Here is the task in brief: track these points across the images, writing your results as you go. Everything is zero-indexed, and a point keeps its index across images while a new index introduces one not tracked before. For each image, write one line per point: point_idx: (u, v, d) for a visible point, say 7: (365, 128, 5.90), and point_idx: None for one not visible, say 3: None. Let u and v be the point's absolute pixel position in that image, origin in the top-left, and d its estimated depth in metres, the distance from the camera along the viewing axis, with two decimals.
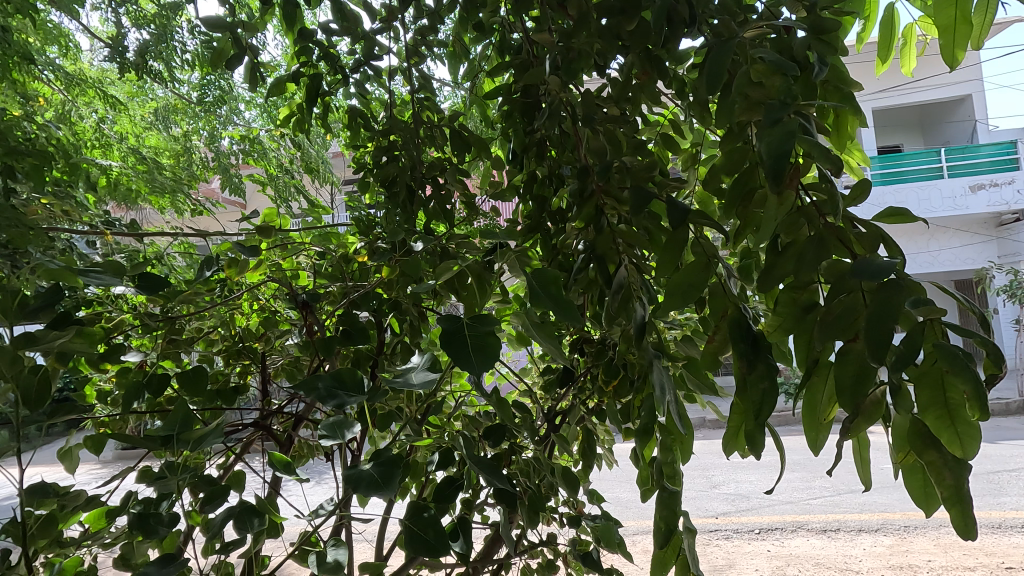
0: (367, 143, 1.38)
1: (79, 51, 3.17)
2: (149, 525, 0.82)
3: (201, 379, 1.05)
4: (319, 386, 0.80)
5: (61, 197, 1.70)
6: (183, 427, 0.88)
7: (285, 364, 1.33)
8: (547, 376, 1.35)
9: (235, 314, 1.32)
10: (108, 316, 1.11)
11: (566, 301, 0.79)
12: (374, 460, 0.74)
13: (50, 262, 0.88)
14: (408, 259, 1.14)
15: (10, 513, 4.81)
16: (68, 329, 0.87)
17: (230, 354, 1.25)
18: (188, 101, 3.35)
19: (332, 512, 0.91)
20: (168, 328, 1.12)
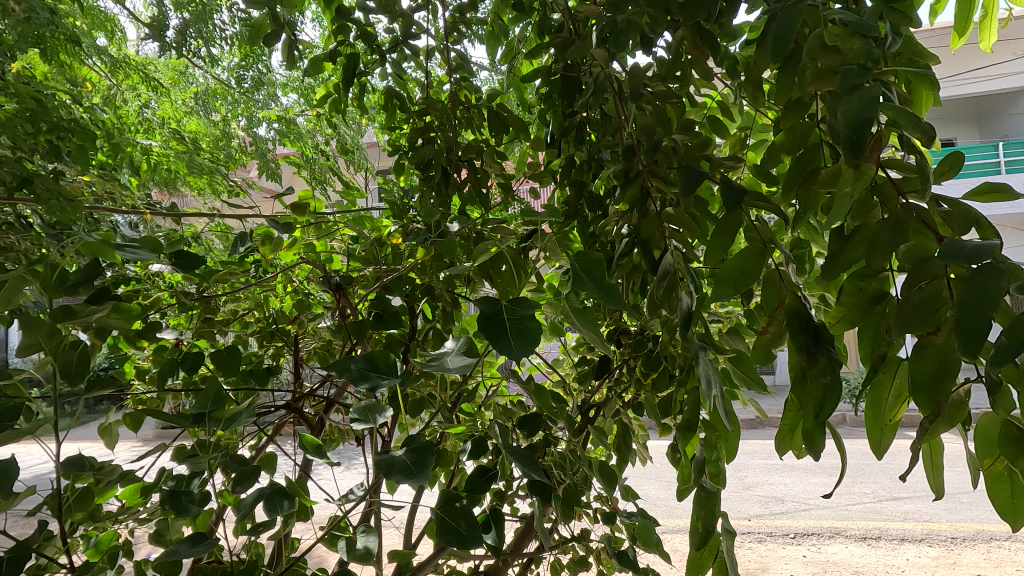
0: (403, 125, 1.36)
1: (125, 38, 3.22)
2: (180, 503, 0.81)
3: (235, 358, 1.04)
4: (352, 367, 0.77)
5: (104, 177, 1.73)
6: (215, 406, 0.87)
7: (318, 347, 1.32)
8: (581, 368, 1.31)
9: (269, 296, 1.32)
10: (145, 293, 1.11)
11: (610, 285, 0.74)
12: (405, 446, 0.71)
13: (89, 236, 0.87)
14: (444, 242, 1.11)
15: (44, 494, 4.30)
16: (104, 305, 0.87)
17: (264, 335, 1.25)
18: (229, 88, 3.38)
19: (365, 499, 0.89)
20: (203, 308, 1.11)
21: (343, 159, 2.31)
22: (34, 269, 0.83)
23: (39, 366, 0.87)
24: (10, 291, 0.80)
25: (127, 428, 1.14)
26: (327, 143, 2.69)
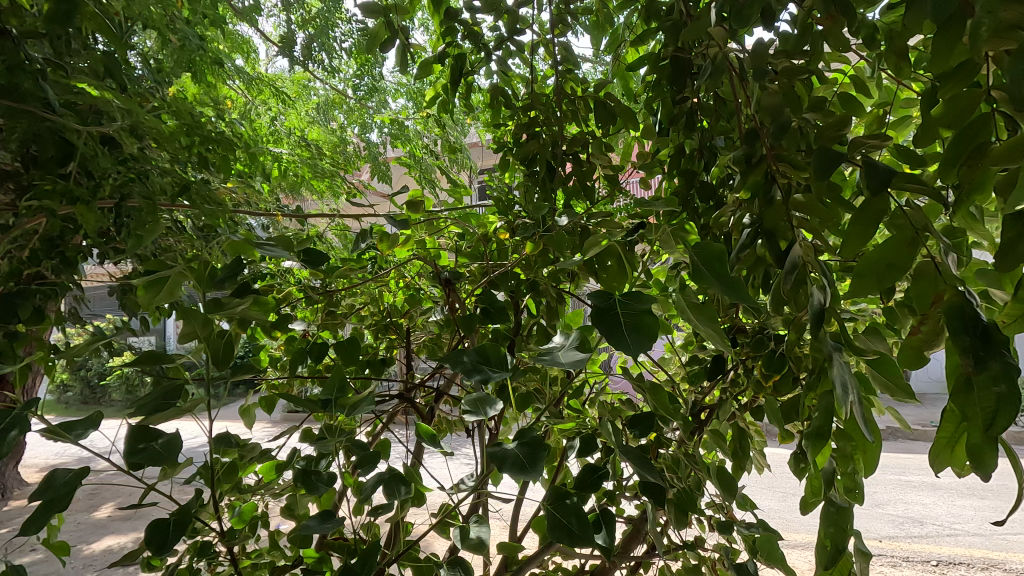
0: (508, 121, 1.37)
1: (258, 57, 3.55)
2: (310, 481, 0.88)
3: (355, 348, 1.10)
4: (465, 359, 0.79)
5: (243, 184, 1.92)
6: (339, 392, 0.92)
7: (427, 340, 1.38)
8: (692, 367, 1.25)
9: (383, 291, 1.38)
10: (278, 288, 1.21)
11: (734, 280, 0.69)
12: (517, 440, 0.71)
13: (234, 237, 0.96)
14: (549, 236, 1.10)
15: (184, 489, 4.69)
16: (245, 299, 0.96)
17: (378, 328, 1.32)
18: (346, 97, 3.61)
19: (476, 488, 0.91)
20: (327, 301, 1.19)
21: (448, 159, 2.39)
22: (190, 268, 0.91)
23: (196, 350, 0.97)
24: (172, 287, 0.89)
25: (261, 410, 1.26)
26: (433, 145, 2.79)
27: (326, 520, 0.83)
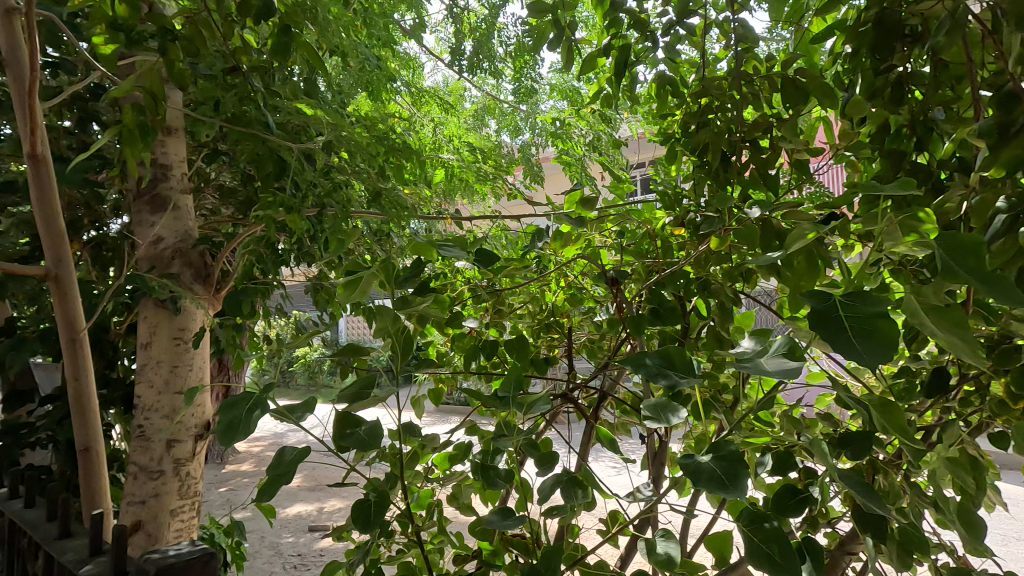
0: (675, 111, 1.28)
1: (422, 71, 3.81)
2: (489, 476, 0.87)
3: (526, 345, 1.06)
4: (648, 362, 0.75)
5: (413, 188, 2.06)
6: (518, 389, 0.88)
7: (588, 340, 1.34)
8: (902, 381, 1.06)
9: (545, 290, 1.38)
10: (449, 287, 1.26)
11: (998, 277, 0.56)
12: (711, 452, 0.66)
13: (417, 238, 1.01)
14: (732, 231, 1.01)
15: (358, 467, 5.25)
16: (426, 295, 1.00)
17: (541, 327, 1.31)
18: (499, 101, 3.73)
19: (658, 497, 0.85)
20: (495, 300, 1.20)
21: (603, 157, 2.34)
22: (382, 267, 0.96)
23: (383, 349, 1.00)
24: (366, 287, 0.93)
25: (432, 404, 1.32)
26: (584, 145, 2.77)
27: (510, 516, 0.80)
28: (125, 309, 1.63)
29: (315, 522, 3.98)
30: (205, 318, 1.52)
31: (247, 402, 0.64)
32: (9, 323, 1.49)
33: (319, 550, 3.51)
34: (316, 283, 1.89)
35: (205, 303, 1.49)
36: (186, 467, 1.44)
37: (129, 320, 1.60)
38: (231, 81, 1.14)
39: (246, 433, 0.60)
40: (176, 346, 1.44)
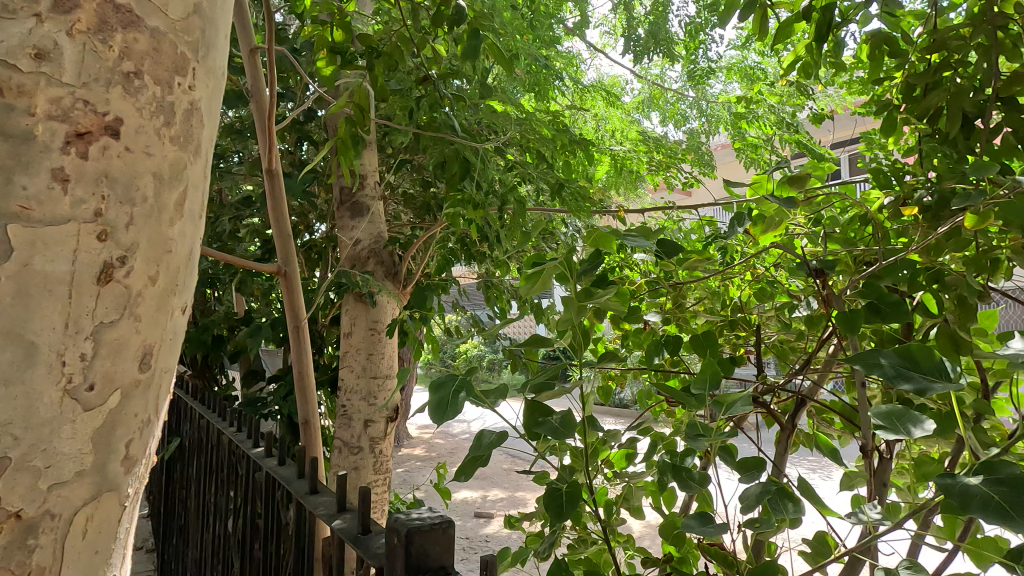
0: (895, 74, 1.08)
1: (585, 68, 3.80)
2: (683, 477, 0.83)
3: (713, 342, 0.98)
4: (883, 362, 0.63)
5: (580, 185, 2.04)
6: (715, 387, 0.82)
7: (779, 340, 1.20)
8: None
9: (728, 285, 1.25)
10: (625, 280, 1.20)
11: None
12: (984, 475, 0.53)
13: (599, 227, 0.93)
14: (994, 205, 0.78)
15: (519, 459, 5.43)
16: (612, 285, 0.86)
17: (727, 324, 1.16)
18: (664, 90, 3.54)
19: (892, 521, 0.73)
20: (675, 295, 1.12)
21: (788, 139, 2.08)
22: (567, 257, 0.85)
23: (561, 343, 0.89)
24: (548, 276, 0.84)
25: (599, 400, 1.24)
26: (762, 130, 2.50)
27: (710, 521, 0.73)
28: (330, 303, 1.86)
29: (481, 509, 4.21)
30: (394, 310, 1.66)
31: (454, 382, 0.67)
32: (248, 314, 1.79)
33: (485, 536, 3.68)
34: (487, 280, 1.97)
35: (395, 297, 1.63)
36: (380, 446, 1.60)
37: (334, 312, 1.82)
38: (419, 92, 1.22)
39: (455, 412, 0.63)
40: (371, 335, 1.60)
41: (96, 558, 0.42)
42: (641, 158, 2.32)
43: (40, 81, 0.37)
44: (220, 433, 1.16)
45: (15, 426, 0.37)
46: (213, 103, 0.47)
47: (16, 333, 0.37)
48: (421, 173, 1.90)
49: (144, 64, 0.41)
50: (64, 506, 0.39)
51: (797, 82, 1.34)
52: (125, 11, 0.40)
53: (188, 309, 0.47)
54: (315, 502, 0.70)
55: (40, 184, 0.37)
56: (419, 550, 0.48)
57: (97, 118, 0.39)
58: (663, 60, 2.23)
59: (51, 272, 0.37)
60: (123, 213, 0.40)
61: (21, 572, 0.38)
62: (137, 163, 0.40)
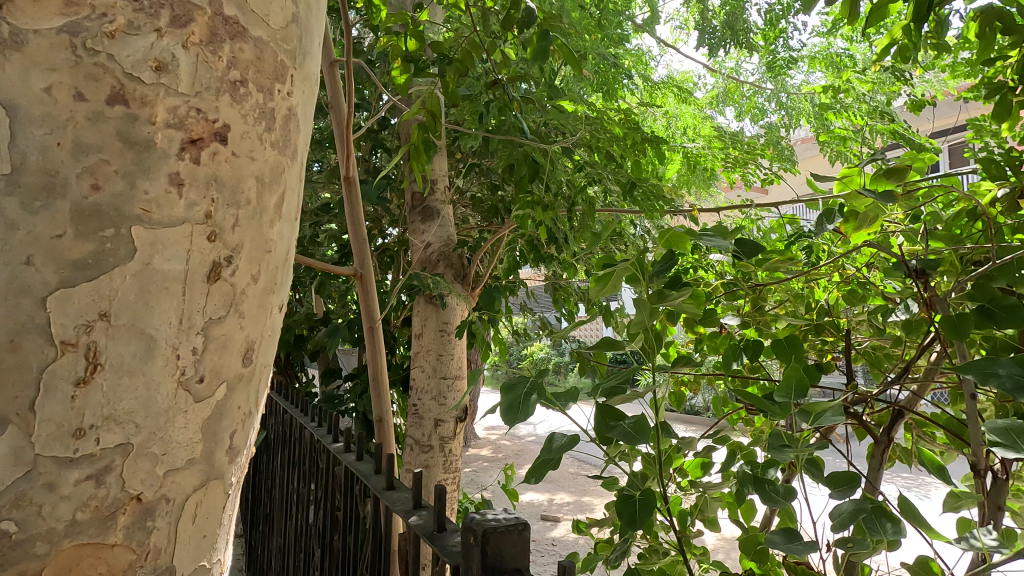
0: (1010, 52, 0.97)
1: (655, 65, 3.71)
2: (766, 491, 0.78)
3: (797, 348, 0.92)
4: (1001, 372, 0.56)
5: None
6: (800, 396, 0.76)
7: (871, 347, 1.11)
8: None
9: (813, 287, 1.18)
10: (701, 281, 1.15)
11: None
12: None
13: (672, 227, 0.89)
14: None
15: (588, 463, 5.37)
16: (687, 287, 0.83)
17: (812, 327, 1.08)
18: (741, 83, 3.38)
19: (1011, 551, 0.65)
20: (755, 297, 1.06)
21: (882, 129, 1.92)
22: (638, 257, 0.82)
23: (633, 346, 0.87)
24: (619, 279, 0.81)
25: (671, 406, 1.19)
26: (851, 121, 2.32)
27: (797, 538, 0.69)
28: (402, 305, 1.92)
29: (547, 512, 4.20)
30: (463, 312, 1.69)
31: (525, 385, 0.67)
32: (326, 314, 1.88)
33: (552, 539, 3.66)
34: (554, 282, 1.96)
35: (464, 299, 1.66)
36: (449, 445, 1.62)
37: (405, 313, 1.88)
38: (489, 96, 1.23)
39: (526, 415, 0.63)
40: (441, 337, 1.63)
41: (203, 543, 0.42)
42: (716, 155, 2.22)
43: (160, 91, 0.38)
44: (302, 428, 1.22)
45: (136, 416, 0.37)
46: (307, 109, 0.49)
47: (138, 327, 0.37)
48: (489, 176, 1.92)
49: (248, 73, 0.42)
50: (177, 491, 0.40)
51: (893, 67, 1.24)
52: (232, 23, 0.41)
53: (282, 306, 0.48)
54: (391, 497, 0.72)
55: (159, 188, 0.38)
56: (494, 550, 0.48)
57: (208, 124, 0.40)
58: (739, 51, 2.12)
59: (168, 269, 0.38)
60: (230, 215, 0.41)
61: (140, 553, 0.39)
62: (242, 167, 0.42)
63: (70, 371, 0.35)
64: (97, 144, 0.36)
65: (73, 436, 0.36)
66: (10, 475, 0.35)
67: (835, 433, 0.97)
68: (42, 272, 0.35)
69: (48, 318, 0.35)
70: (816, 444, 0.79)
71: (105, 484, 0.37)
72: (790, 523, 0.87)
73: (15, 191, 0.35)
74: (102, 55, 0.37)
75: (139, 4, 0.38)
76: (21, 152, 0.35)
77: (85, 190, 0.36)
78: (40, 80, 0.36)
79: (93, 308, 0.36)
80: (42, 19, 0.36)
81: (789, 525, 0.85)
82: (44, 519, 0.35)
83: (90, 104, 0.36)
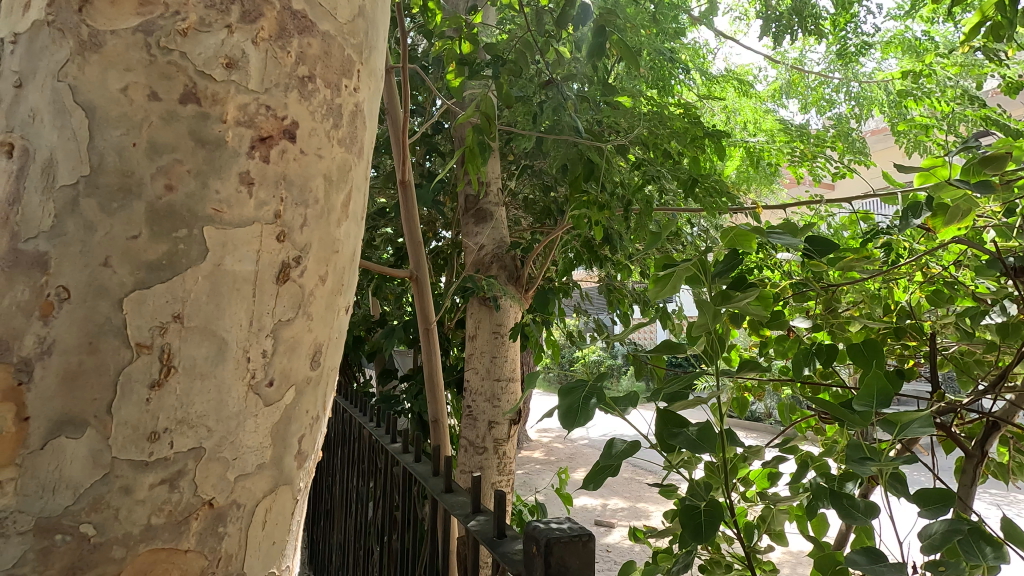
0: None
1: (712, 60, 3.59)
2: (843, 506, 0.72)
3: (876, 352, 0.85)
4: None
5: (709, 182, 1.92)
6: (884, 404, 0.70)
7: (961, 352, 1.02)
8: None
9: (892, 287, 1.09)
10: (766, 281, 1.10)
11: None
12: None
13: (736, 224, 0.85)
14: None
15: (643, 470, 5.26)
16: (754, 288, 0.78)
17: (892, 331, 1.00)
18: (805, 74, 3.21)
19: None
20: (827, 298, 1.00)
21: (969, 116, 1.77)
22: (701, 257, 0.79)
23: (695, 350, 0.83)
24: (680, 279, 0.77)
25: (734, 412, 1.14)
26: (931, 109, 2.16)
27: (881, 559, 0.63)
28: (456, 307, 1.94)
29: (602, 517, 4.14)
30: (517, 314, 1.69)
31: (584, 389, 0.65)
32: (383, 316, 1.93)
33: (606, 545, 3.59)
34: (609, 283, 1.92)
35: (518, 301, 1.66)
36: (504, 447, 1.62)
37: (459, 315, 1.89)
38: (543, 95, 1.22)
39: (586, 419, 0.61)
40: (496, 339, 1.63)
41: (273, 550, 0.43)
42: (779, 149, 2.12)
43: (231, 89, 0.39)
44: (361, 427, 1.25)
45: (208, 419, 0.38)
46: (373, 104, 0.50)
47: (210, 329, 0.38)
48: (542, 177, 1.91)
49: (317, 68, 0.43)
50: (248, 497, 0.41)
51: (984, 47, 1.14)
52: (300, 17, 0.42)
53: (349, 308, 0.49)
54: (450, 501, 0.72)
55: (230, 188, 0.39)
56: (558, 562, 0.46)
57: (277, 122, 0.41)
58: (805, 39, 2.01)
59: (239, 270, 0.39)
60: (298, 215, 0.42)
61: (212, 560, 0.39)
62: (310, 165, 0.42)
63: (145, 374, 0.37)
64: (170, 144, 0.37)
65: (147, 439, 0.37)
66: (87, 478, 0.36)
67: (919, 445, 0.89)
68: (118, 273, 0.36)
69: (125, 320, 0.36)
70: (902, 458, 0.73)
71: (178, 488, 0.38)
72: (869, 540, 0.81)
73: (92, 192, 0.36)
74: (175, 53, 0.38)
75: (211, 1, 0.39)
76: (99, 154, 0.37)
77: (160, 190, 0.37)
78: (117, 81, 0.37)
79: (166, 310, 0.37)
80: (119, 20, 0.38)
81: (869, 544, 0.79)
82: (121, 523, 0.36)
83: (164, 103, 0.38)
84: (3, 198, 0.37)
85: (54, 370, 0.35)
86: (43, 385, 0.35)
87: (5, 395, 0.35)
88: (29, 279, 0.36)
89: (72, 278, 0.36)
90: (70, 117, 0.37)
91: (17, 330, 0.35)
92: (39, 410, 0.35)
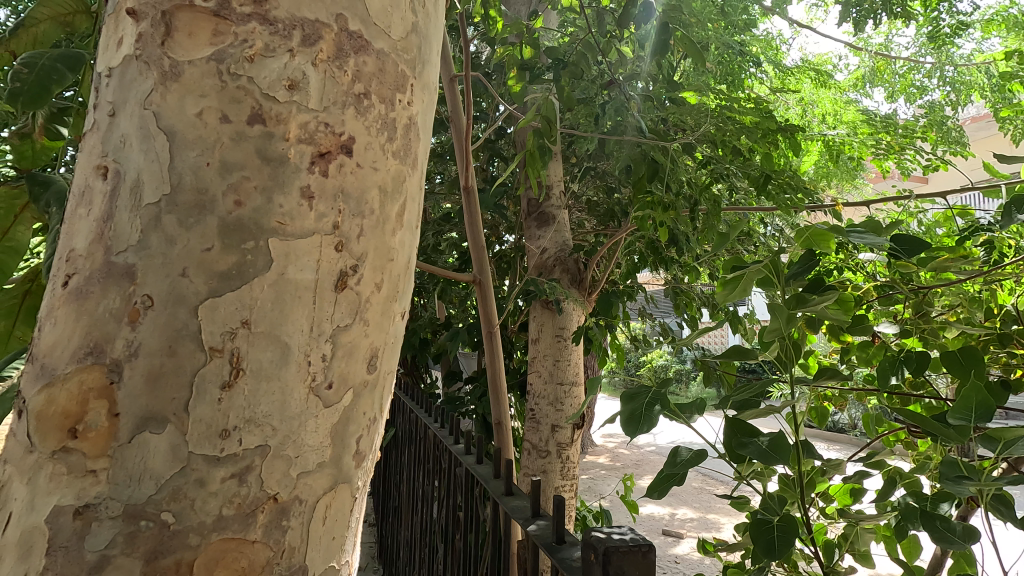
0: None
1: (786, 52, 3.42)
2: (937, 528, 0.66)
3: (976, 360, 0.77)
4: None
5: None
6: (985, 417, 0.63)
7: None
8: None
9: (996, 288, 0.99)
10: (847, 283, 1.02)
11: None
12: None
13: (813, 223, 0.79)
14: None
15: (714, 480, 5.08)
16: (832, 291, 0.73)
17: (994, 337, 0.92)
18: (892, 60, 2.98)
19: None
20: (917, 301, 0.91)
21: None
22: (773, 258, 0.74)
23: (767, 356, 0.79)
24: (751, 281, 0.74)
25: (813, 422, 1.07)
26: None
27: None
28: (519, 310, 1.95)
29: (669, 526, 4.03)
30: (580, 317, 1.67)
31: (648, 394, 0.64)
32: (448, 319, 1.97)
33: (675, 556, 3.48)
34: (676, 286, 1.87)
35: (580, 304, 1.64)
36: (567, 451, 1.60)
37: (522, 318, 1.90)
38: (603, 95, 1.22)
39: (650, 425, 0.60)
40: (558, 342, 1.62)
41: (333, 545, 0.43)
42: (862, 142, 1.98)
43: (293, 109, 0.40)
44: (426, 427, 1.28)
45: (273, 419, 0.39)
46: (427, 117, 0.50)
47: (275, 334, 0.39)
48: (605, 179, 1.89)
49: (371, 84, 0.43)
50: (310, 493, 0.41)
51: None
52: (356, 37, 0.43)
53: (404, 314, 0.49)
54: (511, 504, 0.72)
55: (293, 202, 0.40)
56: (618, 570, 0.46)
57: (335, 138, 0.41)
58: (891, 24, 1.87)
59: (301, 278, 0.40)
60: (355, 226, 0.42)
61: (277, 551, 0.39)
62: (366, 178, 0.43)
63: (217, 375, 0.38)
64: (239, 162, 0.39)
65: (219, 436, 0.37)
66: (168, 470, 0.36)
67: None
68: (194, 282, 0.38)
69: (199, 325, 0.37)
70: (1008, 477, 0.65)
71: (247, 482, 0.38)
72: (969, 567, 0.74)
73: (173, 209, 0.38)
74: (243, 79, 0.39)
75: (275, 28, 0.40)
76: (177, 174, 0.39)
77: (230, 205, 0.39)
78: (193, 106, 0.39)
79: (235, 316, 0.38)
80: (195, 50, 0.40)
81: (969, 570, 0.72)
82: (196, 513, 0.37)
83: (234, 125, 0.39)
84: (98, 216, 0.40)
85: (140, 370, 0.37)
86: (129, 384, 0.36)
87: (99, 393, 0.36)
88: (120, 288, 0.37)
89: (156, 288, 0.37)
90: (154, 140, 0.39)
91: (108, 335, 0.37)
92: (128, 407, 0.36)
